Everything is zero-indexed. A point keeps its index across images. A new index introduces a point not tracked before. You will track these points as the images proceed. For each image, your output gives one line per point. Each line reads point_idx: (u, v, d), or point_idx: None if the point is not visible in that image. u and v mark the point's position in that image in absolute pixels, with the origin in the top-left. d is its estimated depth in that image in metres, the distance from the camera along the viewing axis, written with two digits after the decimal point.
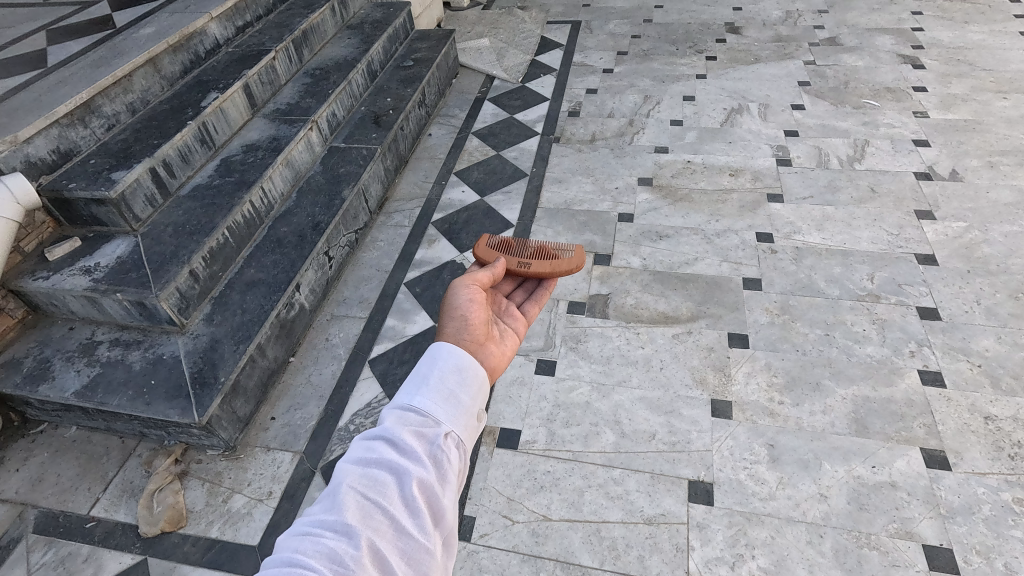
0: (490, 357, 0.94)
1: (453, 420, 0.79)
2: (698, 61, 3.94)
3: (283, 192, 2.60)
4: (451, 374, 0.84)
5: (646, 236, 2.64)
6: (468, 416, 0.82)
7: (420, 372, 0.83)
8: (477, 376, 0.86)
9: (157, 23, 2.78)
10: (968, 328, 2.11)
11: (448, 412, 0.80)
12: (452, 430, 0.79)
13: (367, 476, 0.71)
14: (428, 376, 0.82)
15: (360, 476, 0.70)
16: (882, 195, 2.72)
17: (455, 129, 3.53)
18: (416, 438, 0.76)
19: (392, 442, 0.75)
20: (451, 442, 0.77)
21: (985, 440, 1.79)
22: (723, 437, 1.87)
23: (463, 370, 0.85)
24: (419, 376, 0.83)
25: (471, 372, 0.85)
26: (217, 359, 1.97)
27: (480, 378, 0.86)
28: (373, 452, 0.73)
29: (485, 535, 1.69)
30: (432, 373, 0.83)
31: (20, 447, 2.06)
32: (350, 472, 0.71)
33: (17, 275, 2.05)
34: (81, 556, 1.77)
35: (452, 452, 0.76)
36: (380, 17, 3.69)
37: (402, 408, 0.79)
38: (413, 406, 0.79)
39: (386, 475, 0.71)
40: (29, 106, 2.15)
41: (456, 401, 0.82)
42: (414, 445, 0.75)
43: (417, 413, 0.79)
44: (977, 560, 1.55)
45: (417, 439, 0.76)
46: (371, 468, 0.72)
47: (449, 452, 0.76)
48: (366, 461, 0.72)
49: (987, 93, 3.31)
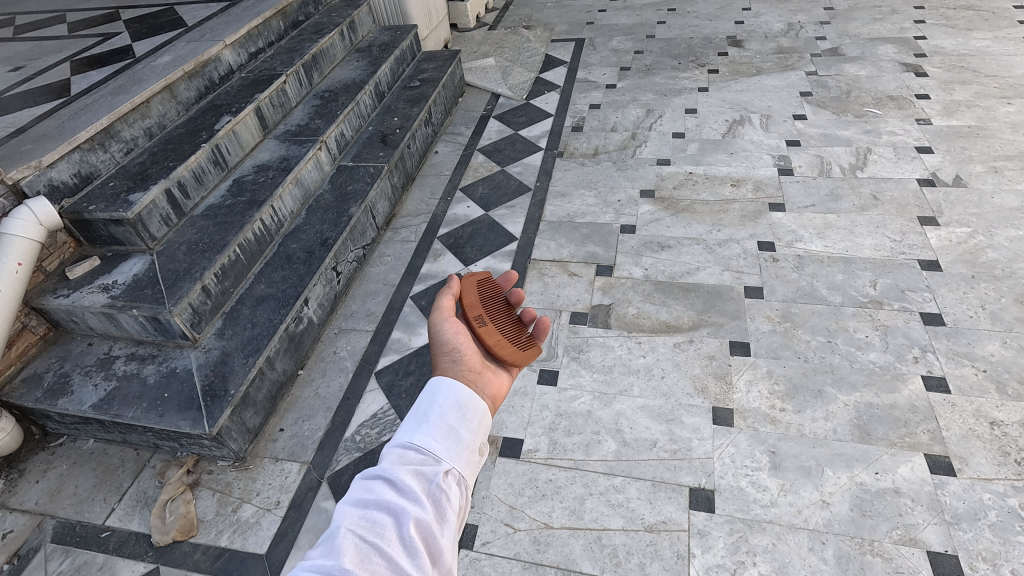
0: (491, 385, 0.83)
1: (454, 457, 0.69)
2: (701, 74, 3.99)
3: (293, 210, 2.68)
4: (451, 410, 0.73)
5: (648, 247, 2.67)
6: (471, 452, 0.71)
7: (420, 408, 0.72)
8: (478, 412, 0.75)
9: (174, 51, 2.91)
10: (973, 333, 2.10)
11: (449, 447, 0.70)
12: (453, 467, 0.68)
13: (366, 517, 0.61)
14: (428, 413, 0.72)
15: (357, 517, 0.61)
16: (885, 202, 2.73)
17: (460, 146, 3.61)
18: (417, 473, 0.66)
19: (392, 481, 0.65)
20: (451, 479, 0.67)
21: (991, 446, 1.77)
22: (724, 444, 1.87)
23: (465, 406, 0.74)
24: (417, 411, 0.72)
25: (474, 408, 0.75)
26: (227, 372, 2.03)
27: (482, 412, 0.75)
28: (371, 491, 0.64)
29: (487, 542, 1.72)
30: (431, 410, 0.72)
31: (40, 460, 2.14)
32: (347, 513, 0.61)
33: (39, 292, 2.14)
34: (96, 565, 1.82)
35: (455, 490, 0.66)
36: (388, 40, 3.81)
37: (399, 445, 0.68)
38: (414, 442, 0.69)
39: (385, 516, 0.62)
40: (53, 132, 2.27)
41: (456, 436, 0.71)
42: (413, 481, 0.65)
43: (417, 449, 0.68)
44: (983, 566, 1.53)
45: (417, 477, 0.66)
46: (369, 509, 0.62)
47: (450, 490, 0.66)
48: (363, 501, 0.63)
49: (991, 99, 3.31)
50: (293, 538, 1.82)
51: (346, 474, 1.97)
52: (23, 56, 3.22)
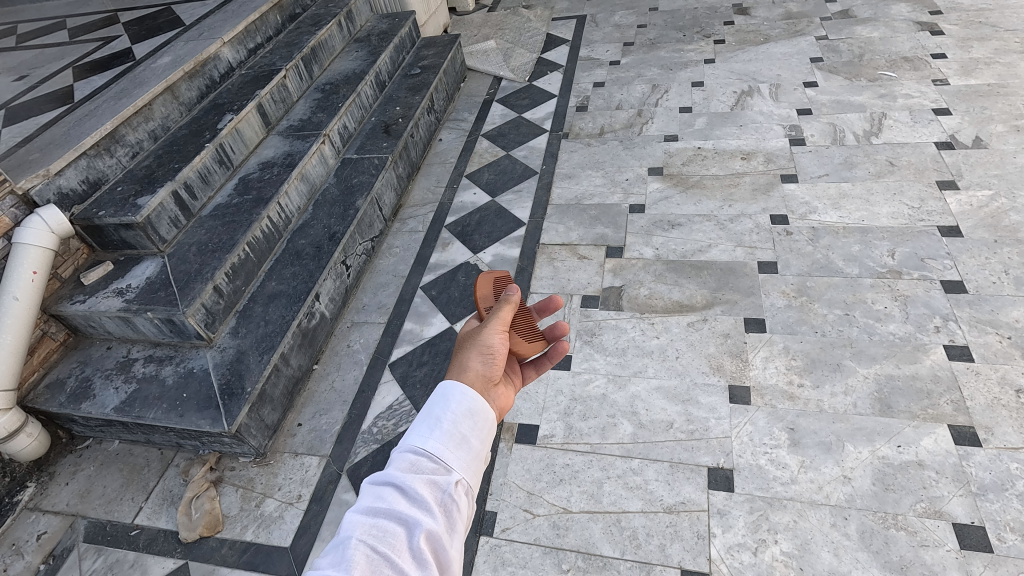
0: (503, 397, 0.84)
1: (465, 466, 0.70)
2: (706, 45, 3.89)
3: (300, 206, 2.68)
4: (464, 418, 0.73)
5: (658, 226, 2.63)
6: (480, 462, 0.72)
7: (431, 412, 0.72)
8: (488, 420, 0.75)
9: (174, 51, 2.91)
10: (996, 299, 2.04)
11: (459, 456, 0.70)
12: (464, 477, 0.69)
13: (376, 526, 0.61)
14: (440, 418, 0.71)
15: (368, 526, 0.60)
16: (901, 168, 2.65)
17: (465, 132, 3.58)
18: (428, 478, 0.67)
19: (403, 489, 0.65)
20: (462, 489, 0.67)
21: (1018, 414, 1.73)
22: (742, 423, 1.86)
23: (476, 414, 0.74)
24: (428, 415, 0.72)
25: (484, 416, 0.74)
26: (243, 370, 2.05)
27: (492, 420, 0.75)
28: (382, 499, 0.64)
29: (507, 528, 1.73)
30: (444, 416, 0.72)
31: (68, 462, 2.19)
32: (358, 522, 0.61)
33: (56, 300, 2.18)
34: (127, 562, 1.87)
35: (466, 500, 0.67)
36: (386, 28, 3.76)
37: (411, 452, 0.69)
38: (425, 448, 0.69)
39: (395, 526, 0.62)
40: (59, 140, 2.28)
41: (467, 445, 0.71)
42: (423, 486, 0.66)
43: (429, 458, 0.69)
44: (1012, 537, 1.50)
45: (428, 486, 0.66)
46: (380, 518, 0.62)
47: (461, 500, 0.66)
48: (373, 509, 0.62)
49: (1011, 54, 3.18)
50: (316, 531, 1.85)
51: (365, 466, 1.99)
52: (27, 65, 3.24)
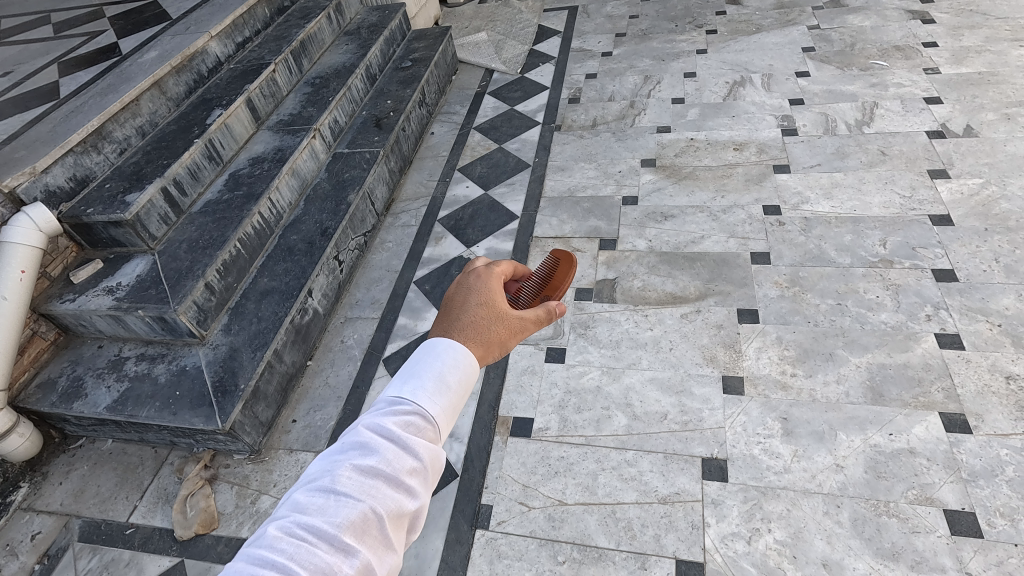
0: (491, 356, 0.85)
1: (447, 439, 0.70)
2: (698, 36, 3.88)
3: (291, 202, 2.66)
4: (455, 392, 0.74)
5: (651, 218, 2.63)
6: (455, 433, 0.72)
7: (436, 382, 0.73)
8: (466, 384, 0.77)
9: (161, 46, 2.87)
10: (987, 287, 2.05)
11: (448, 431, 0.71)
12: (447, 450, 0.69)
13: (371, 481, 0.60)
14: (444, 389, 0.73)
15: (363, 481, 0.60)
16: (893, 157, 2.66)
17: (457, 126, 3.56)
18: (426, 446, 0.66)
19: (401, 450, 0.64)
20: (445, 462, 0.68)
21: (1008, 401, 1.74)
22: (736, 413, 1.86)
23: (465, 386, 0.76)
24: (430, 380, 0.73)
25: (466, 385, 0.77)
26: (236, 367, 2.05)
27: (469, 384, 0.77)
28: (380, 455, 0.63)
29: (503, 521, 1.73)
30: (444, 383, 0.73)
31: (62, 462, 2.18)
32: (353, 474, 0.60)
33: (46, 298, 2.16)
34: (123, 561, 1.86)
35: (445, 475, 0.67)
36: (376, 21, 3.73)
37: (412, 415, 0.68)
38: (426, 415, 0.69)
39: (389, 486, 0.61)
40: (45, 137, 2.26)
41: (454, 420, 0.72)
42: (421, 452, 0.65)
43: (426, 425, 0.68)
44: (1002, 522, 1.51)
45: (425, 453, 0.66)
46: (373, 474, 0.61)
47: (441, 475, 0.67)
48: (369, 464, 0.61)
49: (1002, 43, 3.19)
50: None
51: None
52: (11, 60, 3.19)
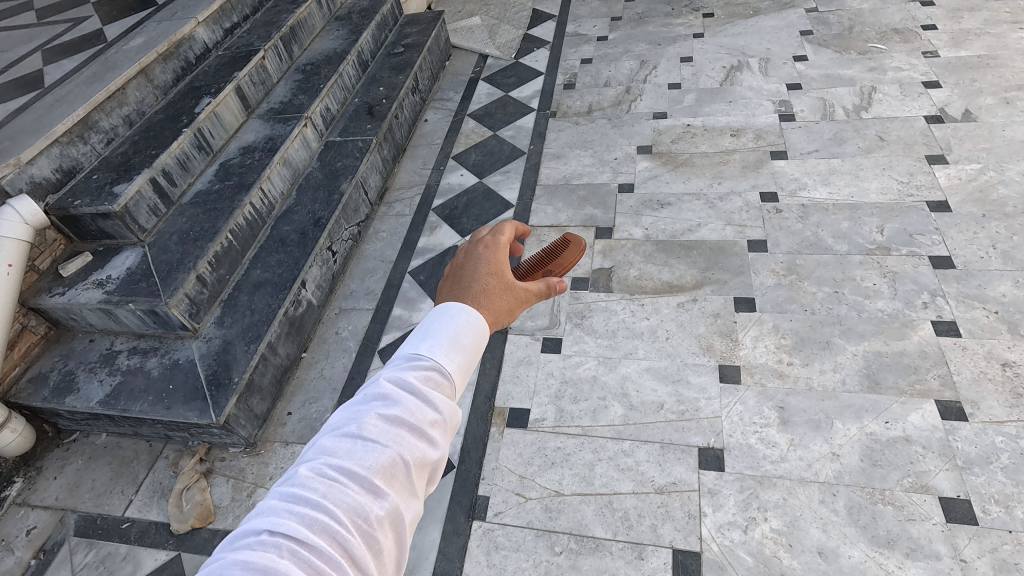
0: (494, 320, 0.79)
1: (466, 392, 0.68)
2: (695, 19, 3.82)
3: (283, 191, 2.62)
4: (468, 347, 0.70)
5: (647, 205, 2.61)
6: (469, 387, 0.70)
7: (455, 338, 0.69)
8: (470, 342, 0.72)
9: (146, 32, 2.81)
10: (984, 274, 2.04)
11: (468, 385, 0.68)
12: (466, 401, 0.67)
13: (397, 429, 0.59)
14: (461, 343, 0.69)
15: (389, 428, 0.58)
16: (891, 143, 2.63)
17: (451, 113, 3.51)
18: (449, 400, 0.64)
19: (425, 401, 0.62)
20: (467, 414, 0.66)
21: (1004, 388, 1.74)
22: (732, 403, 1.86)
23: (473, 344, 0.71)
24: (448, 337, 0.69)
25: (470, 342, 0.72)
26: (230, 360, 2.03)
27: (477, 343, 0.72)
28: (405, 405, 0.61)
29: (500, 512, 1.73)
30: (459, 340, 0.69)
31: (56, 456, 2.17)
32: (379, 422, 0.58)
33: (35, 292, 2.13)
34: (120, 555, 1.86)
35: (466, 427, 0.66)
36: (368, 5, 3.65)
37: (435, 368, 0.66)
38: (448, 368, 0.66)
39: (414, 436, 0.60)
40: (30, 127, 2.21)
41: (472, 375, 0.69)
42: (444, 405, 0.63)
43: (448, 377, 0.66)
44: (996, 509, 1.52)
45: (448, 405, 0.64)
46: (400, 421, 0.59)
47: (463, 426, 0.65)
48: (395, 412, 0.59)
49: (1002, 25, 3.15)
50: None
51: None
52: None
